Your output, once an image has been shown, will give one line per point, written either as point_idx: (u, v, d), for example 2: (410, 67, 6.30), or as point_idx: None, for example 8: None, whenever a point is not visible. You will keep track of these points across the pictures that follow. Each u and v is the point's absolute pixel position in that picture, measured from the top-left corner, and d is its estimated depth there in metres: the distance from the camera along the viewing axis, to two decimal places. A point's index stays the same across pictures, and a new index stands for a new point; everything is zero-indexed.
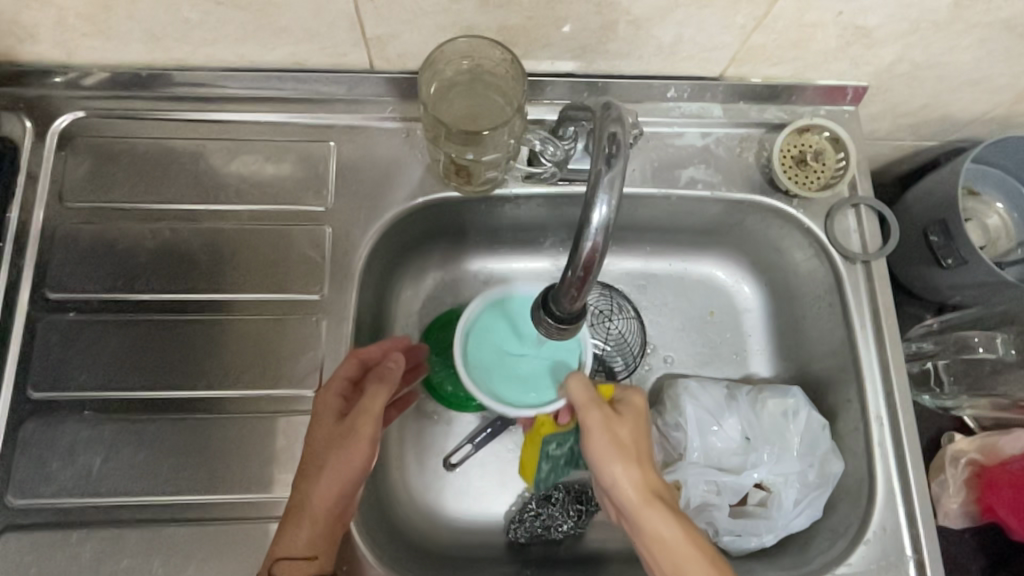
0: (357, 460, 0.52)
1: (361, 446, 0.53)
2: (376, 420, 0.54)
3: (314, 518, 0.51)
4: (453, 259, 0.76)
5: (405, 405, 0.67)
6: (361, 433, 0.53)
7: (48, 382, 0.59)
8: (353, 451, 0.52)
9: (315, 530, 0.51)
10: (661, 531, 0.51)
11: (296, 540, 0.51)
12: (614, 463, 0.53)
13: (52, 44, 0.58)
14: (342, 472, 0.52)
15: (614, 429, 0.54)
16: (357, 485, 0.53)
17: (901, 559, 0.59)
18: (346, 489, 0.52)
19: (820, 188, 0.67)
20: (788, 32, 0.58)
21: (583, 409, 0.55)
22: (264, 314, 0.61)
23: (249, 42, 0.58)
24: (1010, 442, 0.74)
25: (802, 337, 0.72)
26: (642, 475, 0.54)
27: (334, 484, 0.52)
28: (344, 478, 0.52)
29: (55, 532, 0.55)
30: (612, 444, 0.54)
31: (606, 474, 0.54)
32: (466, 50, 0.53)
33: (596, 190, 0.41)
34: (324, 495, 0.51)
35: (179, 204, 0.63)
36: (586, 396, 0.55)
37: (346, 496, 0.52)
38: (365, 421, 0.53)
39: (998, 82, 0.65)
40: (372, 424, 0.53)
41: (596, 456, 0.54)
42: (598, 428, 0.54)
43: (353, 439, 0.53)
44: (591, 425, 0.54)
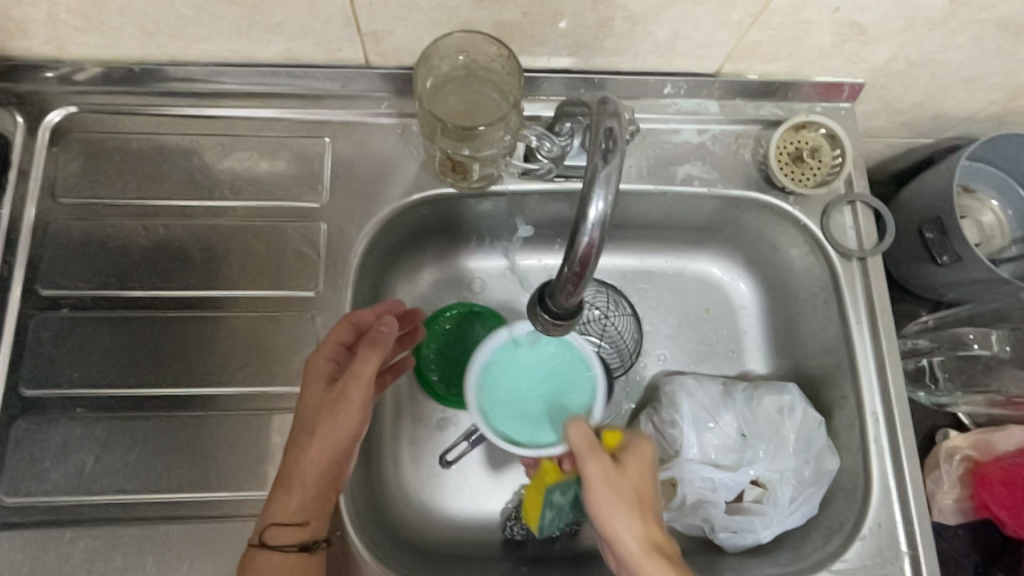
0: (347, 427, 0.51)
1: (351, 412, 0.51)
2: (368, 383, 0.52)
3: (304, 486, 0.51)
4: (449, 257, 0.75)
5: (400, 372, 0.65)
6: (351, 398, 0.51)
7: (41, 379, 0.58)
8: (343, 416, 0.51)
9: (306, 497, 0.51)
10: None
11: (287, 506, 0.51)
12: (615, 512, 0.52)
13: (43, 39, 0.57)
14: (332, 438, 0.51)
15: (615, 479, 0.54)
16: (348, 451, 0.52)
17: (896, 555, 0.59)
18: (337, 454, 0.52)
19: (816, 185, 0.66)
20: (784, 28, 0.58)
21: (582, 456, 0.55)
22: (259, 311, 0.61)
23: (243, 37, 0.58)
24: (1004, 439, 0.75)
25: (798, 334, 0.72)
26: (643, 524, 0.52)
27: (324, 452, 0.51)
28: (334, 445, 0.51)
29: (47, 530, 0.55)
30: (612, 490, 0.53)
31: (608, 525, 0.52)
32: (462, 45, 0.53)
33: (592, 186, 0.41)
34: (313, 462, 0.51)
35: (172, 200, 0.63)
36: (586, 443, 0.55)
37: (336, 464, 0.52)
38: (357, 385, 0.52)
39: (993, 80, 0.65)
40: (362, 390, 0.52)
41: (594, 505, 0.53)
42: (599, 475, 0.54)
43: (343, 405, 0.51)
44: (591, 475, 0.54)
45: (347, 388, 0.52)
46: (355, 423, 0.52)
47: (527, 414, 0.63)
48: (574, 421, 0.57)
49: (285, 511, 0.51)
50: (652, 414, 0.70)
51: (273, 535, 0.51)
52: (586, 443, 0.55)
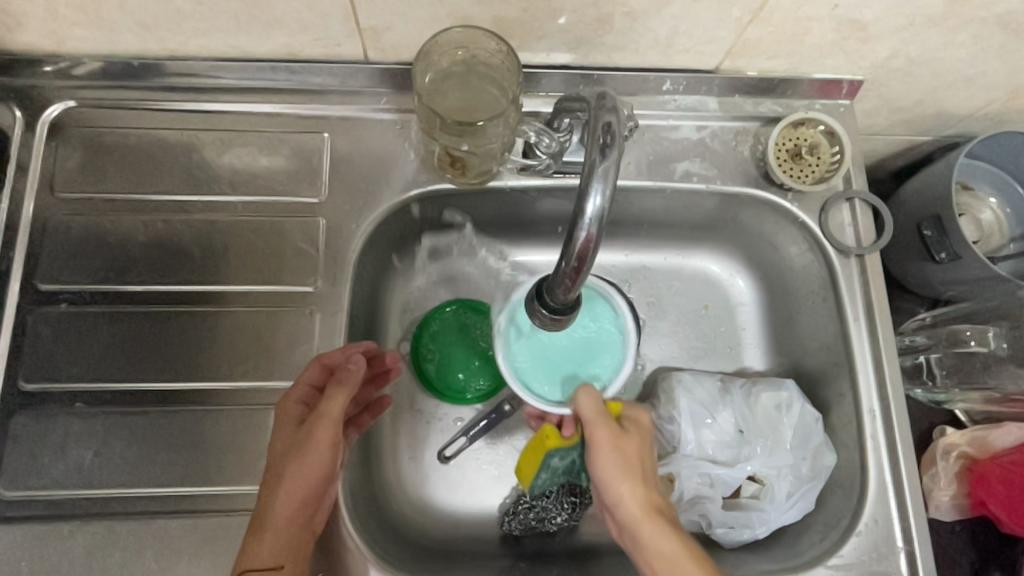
0: (316, 466, 0.52)
1: (321, 451, 0.52)
2: (336, 422, 0.53)
3: (276, 528, 0.51)
4: (448, 252, 0.75)
5: (380, 410, 0.65)
6: (316, 437, 0.53)
7: (39, 373, 0.58)
8: (311, 456, 0.52)
9: (280, 537, 0.51)
10: (663, 549, 0.51)
11: (259, 552, 0.50)
12: (617, 479, 0.54)
13: (42, 33, 0.57)
14: (302, 476, 0.51)
15: (619, 445, 0.55)
16: (319, 490, 0.53)
17: (893, 550, 0.59)
18: (307, 494, 0.52)
19: (815, 182, 0.67)
20: (784, 25, 0.58)
21: (590, 425, 0.55)
22: (257, 306, 0.61)
23: (242, 32, 0.58)
24: (1000, 436, 0.75)
25: (796, 330, 0.72)
26: (643, 493, 0.53)
27: (294, 492, 0.51)
28: (303, 485, 0.52)
29: (46, 525, 0.55)
30: (615, 458, 0.54)
31: (612, 490, 0.54)
32: (461, 40, 0.53)
33: (590, 180, 0.41)
34: (284, 501, 0.51)
35: (171, 196, 0.63)
36: (596, 411, 0.55)
37: (308, 504, 0.52)
38: (325, 424, 0.53)
39: (993, 78, 0.65)
40: (329, 428, 0.53)
41: (602, 471, 0.54)
42: (605, 441, 0.55)
43: (311, 445, 0.52)
44: (597, 441, 0.55)
45: (315, 427, 0.53)
46: (325, 462, 0.52)
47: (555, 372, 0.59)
48: (586, 387, 0.56)
49: (258, 555, 0.50)
50: (651, 410, 0.71)
51: None
52: (596, 411, 0.55)
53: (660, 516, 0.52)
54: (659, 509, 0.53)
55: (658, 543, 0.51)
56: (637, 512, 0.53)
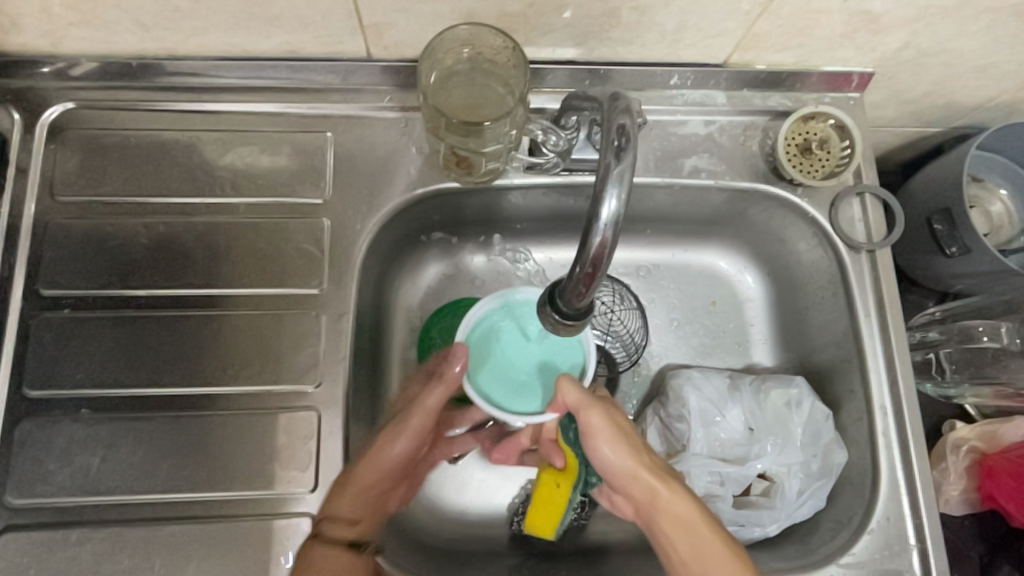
0: (406, 443, 0.61)
1: (415, 427, 0.62)
2: (430, 416, 0.62)
3: (362, 484, 0.57)
4: (453, 250, 0.74)
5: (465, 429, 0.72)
6: (411, 419, 0.62)
7: (43, 380, 0.58)
8: (403, 435, 0.61)
9: (361, 499, 0.57)
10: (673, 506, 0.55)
11: (343, 505, 0.55)
12: (620, 455, 0.56)
13: (38, 33, 0.56)
14: (393, 444, 0.60)
15: (614, 423, 0.57)
16: (398, 466, 0.61)
17: (905, 548, 0.59)
18: (394, 462, 0.60)
19: (826, 176, 0.65)
20: (793, 17, 0.57)
21: (581, 408, 0.56)
22: (262, 309, 0.60)
23: (242, 30, 0.56)
24: (1011, 430, 0.74)
25: (804, 326, 0.72)
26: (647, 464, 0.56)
27: (381, 464, 0.59)
28: (388, 458, 0.60)
29: (55, 532, 0.55)
30: (613, 432, 0.57)
31: (613, 464, 0.57)
32: (467, 37, 0.52)
33: (604, 184, 0.40)
34: (369, 470, 0.58)
35: (172, 198, 0.62)
36: (581, 395, 0.56)
37: (393, 472, 0.60)
38: (421, 414, 0.62)
39: (1005, 68, 0.64)
40: (423, 414, 0.62)
41: (600, 448, 0.57)
42: (599, 423, 0.56)
43: (404, 427, 0.61)
44: (593, 423, 0.56)
45: (414, 414, 0.62)
46: (410, 443, 0.62)
47: (511, 385, 0.61)
48: (565, 375, 0.57)
49: (343, 507, 0.55)
50: (659, 409, 0.70)
51: (325, 531, 0.54)
52: (582, 395, 0.56)
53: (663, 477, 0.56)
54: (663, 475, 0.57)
55: (671, 501, 0.55)
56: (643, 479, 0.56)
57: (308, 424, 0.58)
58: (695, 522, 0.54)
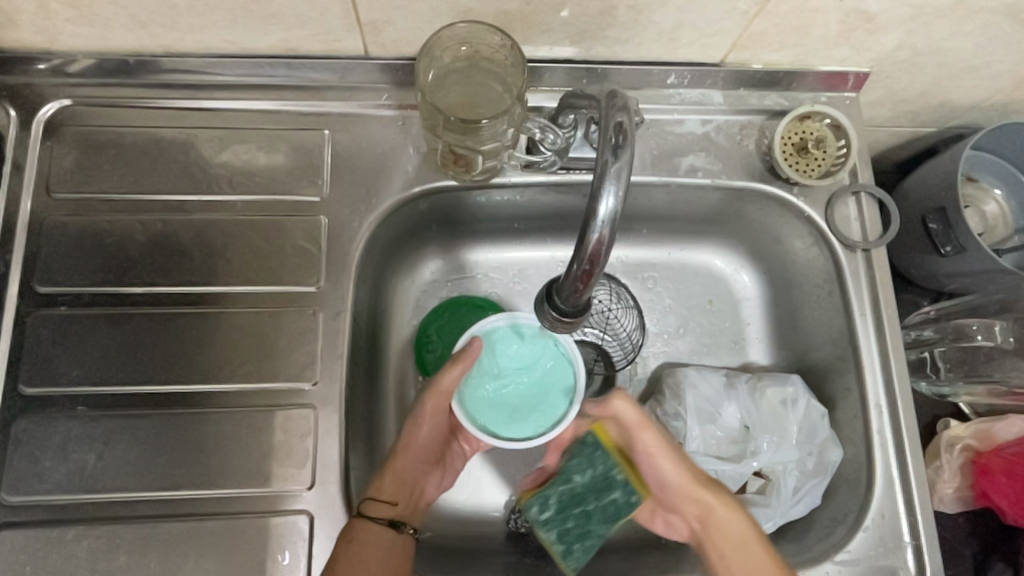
0: (430, 426, 0.64)
1: (435, 414, 0.63)
2: (444, 398, 0.62)
3: (395, 468, 0.62)
4: (451, 249, 0.74)
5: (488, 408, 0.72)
6: (428, 406, 0.63)
7: (39, 377, 0.58)
8: (425, 420, 0.63)
9: (399, 483, 0.62)
10: (724, 525, 0.58)
11: (384, 486, 0.61)
12: (675, 474, 0.60)
13: (35, 30, 0.56)
14: (418, 431, 0.63)
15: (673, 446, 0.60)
16: (429, 449, 0.64)
17: (900, 545, 0.59)
18: (423, 447, 0.64)
19: (821, 175, 0.66)
20: (789, 17, 0.57)
21: (634, 428, 0.58)
22: (259, 307, 0.60)
23: (240, 27, 0.56)
24: (1004, 428, 0.75)
25: (800, 325, 0.72)
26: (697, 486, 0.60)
27: (416, 450, 0.63)
28: (417, 444, 0.63)
29: (50, 530, 0.54)
30: (668, 452, 0.60)
31: (669, 479, 0.60)
32: (464, 35, 0.52)
33: (602, 181, 0.40)
34: (407, 457, 0.63)
35: (169, 195, 0.62)
36: (634, 415, 0.58)
37: (423, 456, 0.64)
38: (434, 398, 0.62)
39: (999, 69, 0.64)
40: (440, 399, 0.62)
41: (659, 466, 0.60)
42: (653, 443, 0.59)
43: (424, 412, 0.63)
44: (645, 442, 0.59)
45: (429, 396, 0.62)
46: (434, 426, 0.64)
47: (502, 409, 0.60)
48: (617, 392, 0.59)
49: (382, 489, 0.60)
50: (656, 407, 0.70)
51: (369, 509, 0.58)
52: (635, 416, 0.58)
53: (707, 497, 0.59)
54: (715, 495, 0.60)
55: (722, 516, 0.58)
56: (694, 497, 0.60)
57: (305, 421, 0.58)
58: (747, 539, 0.57)
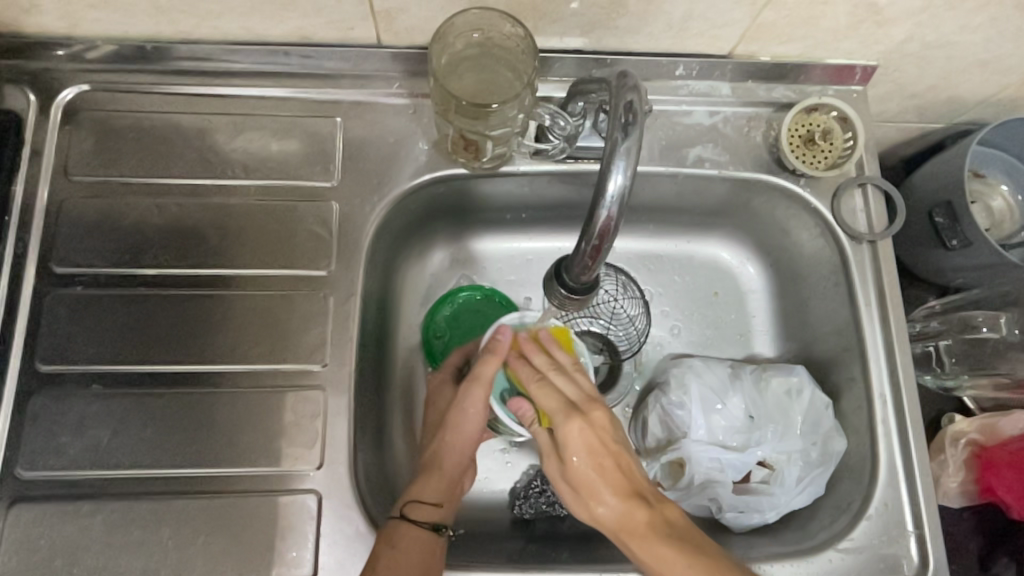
0: (472, 419, 0.61)
1: (477, 407, 0.60)
2: (488, 387, 0.60)
3: (440, 469, 0.61)
4: (459, 237, 0.75)
5: None
6: (472, 396, 0.60)
7: (56, 355, 0.59)
8: (467, 413, 0.61)
9: (443, 482, 0.60)
10: (631, 517, 0.53)
11: (426, 490, 0.59)
12: (584, 466, 0.54)
13: (56, 15, 0.57)
14: (460, 426, 0.61)
15: (592, 430, 0.54)
16: (471, 443, 0.62)
17: (903, 534, 0.60)
18: (466, 444, 0.61)
19: (828, 167, 0.66)
20: (799, 8, 0.57)
21: (560, 415, 0.54)
22: (271, 289, 0.61)
23: (257, 14, 0.57)
24: (1010, 423, 0.75)
25: (806, 316, 0.73)
26: (624, 475, 0.54)
27: (457, 444, 0.61)
28: (462, 438, 0.61)
29: (64, 504, 0.55)
30: (591, 445, 0.54)
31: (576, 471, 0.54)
32: (477, 21, 0.53)
33: (612, 158, 0.41)
34: (449, 451, 0.61)
35: (184, 179, 0.63)
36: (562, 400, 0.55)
37: (467, 455, 0.62)
38: (478, 385, 0.60)
39: (1008, 63, 0.65)
40: (484, 389, 0.60)
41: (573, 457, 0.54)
42: (576, 432, 0.54)
43: (467, 402, 0.60)
44: (569, 431, 0.54)
45: (471, 386, 0.60)
46: (479, 418, 0.61)
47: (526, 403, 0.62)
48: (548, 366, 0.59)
49: (425, 490, 0.59)
50: (659, 396, 0.70)
51: (412, 510, 0.58)
52: (559, 402, 0.55)
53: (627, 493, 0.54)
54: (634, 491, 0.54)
55: (630, 519, 0.52)
56: (609, 492, 0.54)
57: (314, 402, 0.59)
58: (660, 538, 0.51)
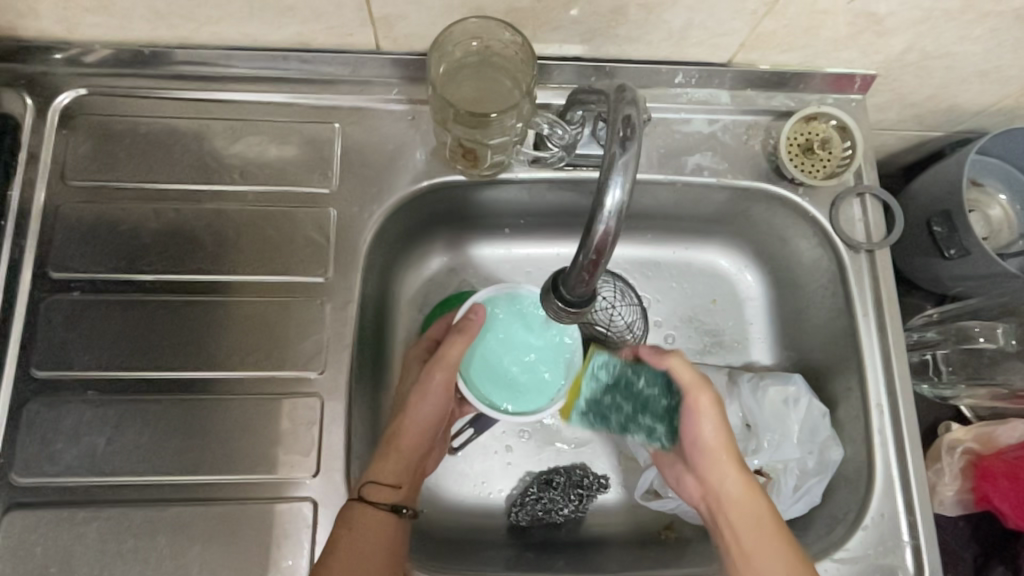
0: (433, 401, 0.63)
1: (437, 388, 0.63)
2: (450, 371, 0.63)
3: (399, 448, 0.61)
4: (458, 243, 0.75)
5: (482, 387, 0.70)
6: (434, 378, 0.63)
7: (51, 361, 0.58)
8: (427, 394, 0.63)
9: (402, 462, 0.61)
10: (735, 481, 0.59)
11: (385, 469, 0.59)
12: (716, 441, 0.60)
13: (53, 20, 0.57)
14: (420, 407, 0.63)
15: (720, 407, 0.60)
16: (429, 426, 0.64)
17: (899, 544, 0.60)
18: (426, 425, 0.63)
19: (827, 176, 0.66)
20: (799, 18, 0.57)
21: (694, 387, 0.60)
22: (269, 297, 0.61)
23: (255, 20, 0.57)
24: (1007, 432, 0.76)
25: (804, 325, 0.73)
26: (741, 455, 0.60)
27: (417, 424, 0.63)
28: (420, 419, 0.63)
29: (59, 511, 0.55)
30: (718, 420, 0.60)
31: (712, 445, 0.60)
32: (475, 30, 0.53)
33: (609, 173, 0.41)
34: (411, 431, 0.62)
35: (181, 185, 0.63)
36: (692, 376, 0.60)
37: (427, 436, 0.63)
38: (441, 368, 0.62)
39: (1007, 73, 0.65)
40: (446, 371, 0.63)
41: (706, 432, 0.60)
42: (708, 405, 0.60)
43: (428, 384, 0.63)
44: (700, 403, 0.60)
45: (435, 368, 0.63)
46: (438, 400, 0.63)
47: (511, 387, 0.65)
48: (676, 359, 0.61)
49: (383, 470, 0.59)
50: None
51: (371, 491, 0.57)
52: (692, 376, 0.60)
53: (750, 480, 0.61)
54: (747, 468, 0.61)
55: (739, 493, 0.59)
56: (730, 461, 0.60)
57: (311, 410, 0.59)
58: (760, 518, 0.57)
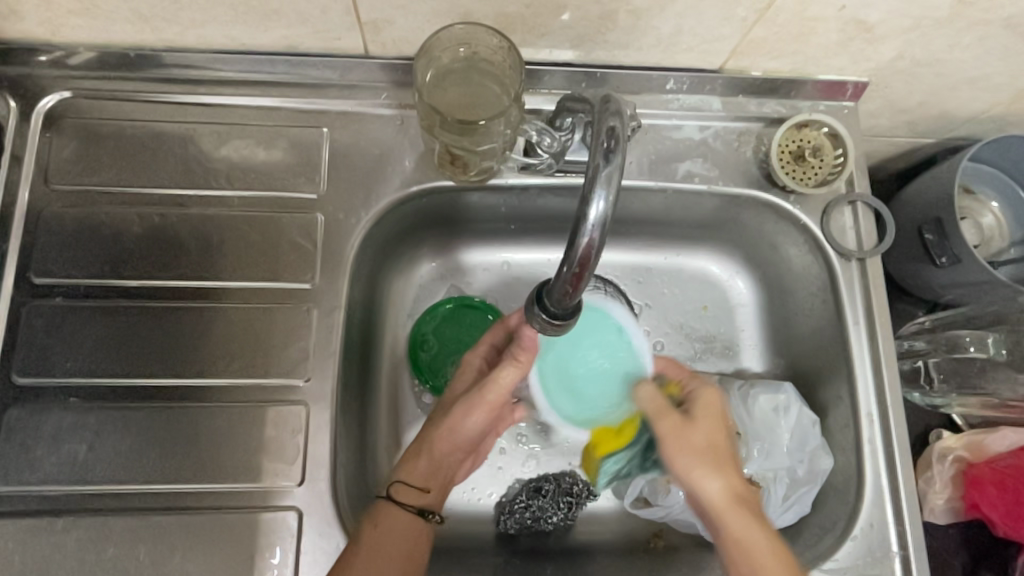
0: (477, 418, 0.63)
1: (485, 406, 0.62)
2: (503, 392, 0.62)
3: (432, 457, 0.63)
4: (447, 248, 0.75)
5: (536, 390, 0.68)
6: (485, 396, 0.62)
7: (33, 366, 0.58)
8: (474, 410, 0.63)
9: (432, 467, 0.63)
10: (723, 509, 0.55)
11: (415, 472, 0.62)
12: (691, 469, 0.57)
13: (37, 22, 0.56)
14: (463, 422, 0.63)
15: (684, 431, 0.58)
16: (468, 440, 0.64)
17: (887, 554, 0.59)
18: (465, 440, 0.64)
19: (818, 184, 0.66)
20: (790, 25, 0.57)
21: (655, 415, 0.59)
22: (255, 303, 0.61)
23: (241, 24, 0.57)
24: (996, 440, 0.76)
25: (794, 333, 0.72)
26: (728, 477, 0.56)
27: (456, 439, 0.63)
28: (462, 432, 0.63)
29: (40, 519, 0.55)
30: (688, 444, 0.57)
31: (688, 478, 0.57)
32: (462, 37, 0.52)
33: (593, 185, 0.40)
34: (447, 444, 0.63)
35: (166, 189, 0.62)
36: (655, 404, 0.59)
37: (465, 446, 0.64)
38: (493, 388, 0.62)
39: (998, 82, 0.65)
40: (499, 392, 0.62)
41: (676, 463, 0.57)
42: (669, 432, 0.58)
43: (476, 401, 0.62)
44: (664, 430, 0.58)
45: (488, 388, 0.62)
46: (482, 418, 0.63)
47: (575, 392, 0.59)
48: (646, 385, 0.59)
49: (412, 475, 0.62)
50: None
51: (398, 491, 0.61)
52: (654, 403, 0.59)
53: (755, 509, 0.55)
54: (739, 494, 0.56)
55: (730, 521, 0.54)
56: (711, 492, 0.56)
57: (296, 417, 0.58)
58: (753, 545, 0.52)
